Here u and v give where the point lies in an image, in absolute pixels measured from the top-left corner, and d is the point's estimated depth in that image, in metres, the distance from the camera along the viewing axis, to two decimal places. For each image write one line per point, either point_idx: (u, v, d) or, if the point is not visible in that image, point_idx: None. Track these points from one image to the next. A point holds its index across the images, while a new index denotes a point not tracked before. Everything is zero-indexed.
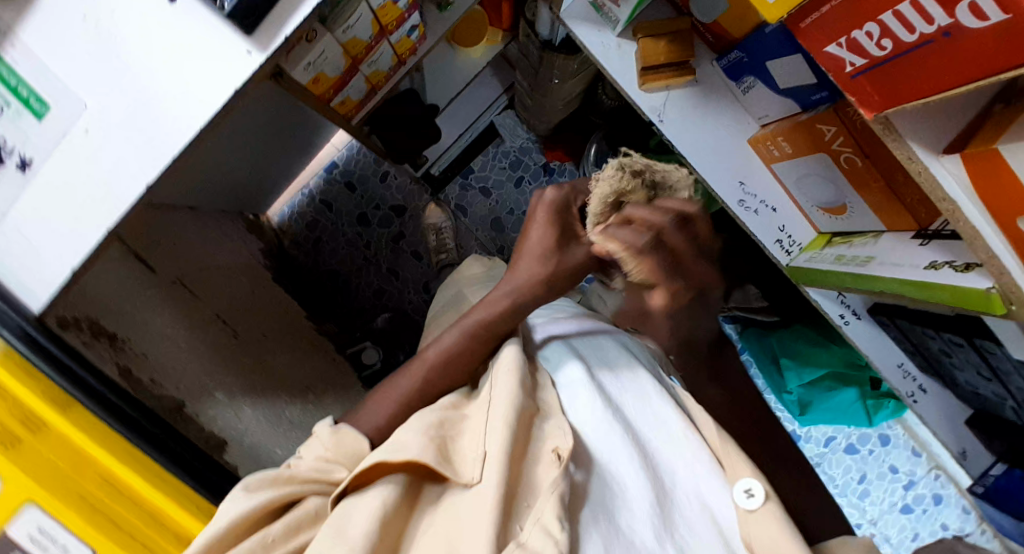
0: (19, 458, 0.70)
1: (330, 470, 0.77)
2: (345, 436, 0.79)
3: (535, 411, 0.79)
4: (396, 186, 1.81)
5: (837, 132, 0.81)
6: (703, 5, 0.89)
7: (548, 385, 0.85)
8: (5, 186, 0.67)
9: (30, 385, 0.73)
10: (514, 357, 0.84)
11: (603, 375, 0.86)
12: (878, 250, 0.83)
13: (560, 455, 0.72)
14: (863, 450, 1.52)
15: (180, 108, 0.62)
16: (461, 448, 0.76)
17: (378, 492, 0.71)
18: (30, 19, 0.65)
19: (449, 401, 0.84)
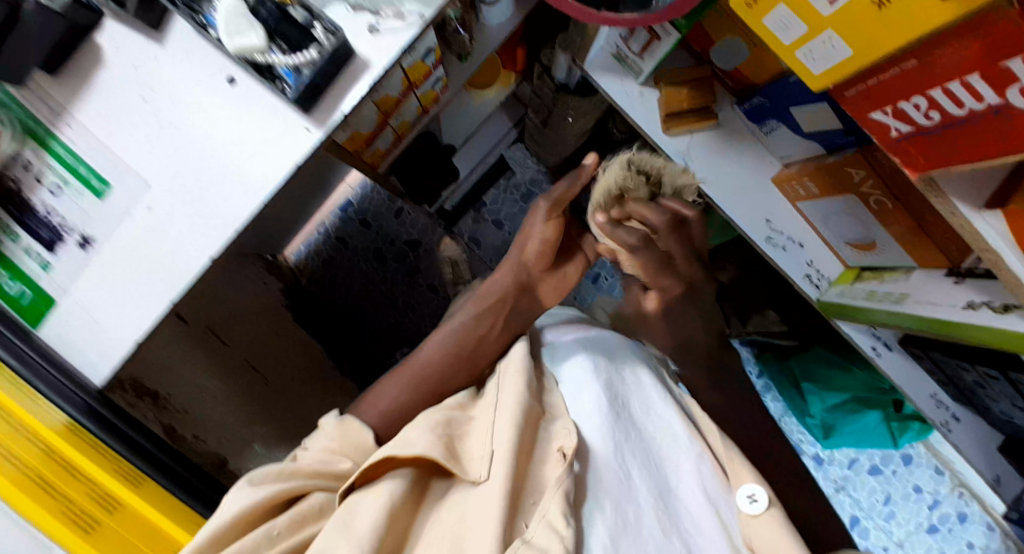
0: (99, 541, 0.69)
1: (332, 462, 0.75)
2: (350, 427, 0.78)
3: (541, 413, 0.80)
4: (410, 223, 1.74)
5: (866, 175, 0.81)
6: (723, 55, 0.88)
7: (553, 386, 0.85)
8: (66, 265, 0.70)
9: (100, 462, 0.74)
10: (520, 359, 0.85)
11: (607, 371, 0.84)
12: (911, 287, 0.85)
13: (565, 453, 0.73)
14: (886, 471, 1.45)
15: (236, 179, 0.66)
16: (469, 447, 0.76)
17: (386, 487, 0.70)
18: (84, 101, 0.68)
19: (455, 401, 0.83)
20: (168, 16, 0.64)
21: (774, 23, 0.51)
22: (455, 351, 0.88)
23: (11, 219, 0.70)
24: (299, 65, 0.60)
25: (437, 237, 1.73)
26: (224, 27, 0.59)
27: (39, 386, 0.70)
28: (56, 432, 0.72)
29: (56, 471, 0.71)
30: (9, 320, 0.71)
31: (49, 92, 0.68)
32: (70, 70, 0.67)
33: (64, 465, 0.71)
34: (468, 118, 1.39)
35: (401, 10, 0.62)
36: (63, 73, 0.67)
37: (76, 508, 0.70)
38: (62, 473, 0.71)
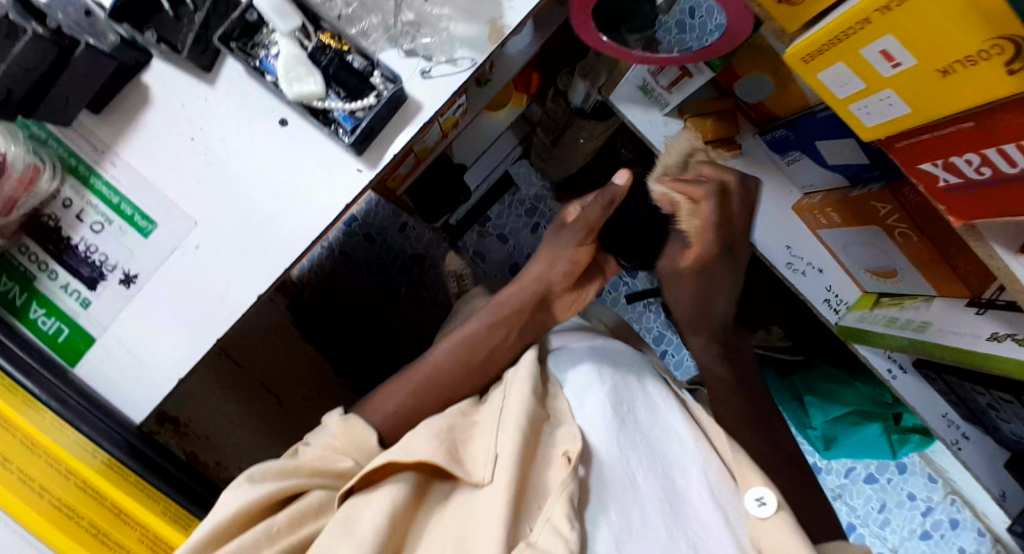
0: None
1: (335, 460, 0.69)
2: (355, 424, 0.71)
3: (544, 417, 0.71)
4: (415, 237, 1.35)
5: (892, 210, 0.81)
6: (748, 88, 0.89)
7: (558, 390, 0.75)
8: (108, 302, 0.68)
9: (147, 504, 0.69)
10: (528, 364, 0.76)
11: (614, 378, 0.75)
12: (933, 315, 0.83)
13: (570, 459, 0.65)
14: (881, 480, 1.34)
15: (283, 220, 0.66)
16: (474, 450, 0.68)
17: (386, 490, 0.63)
18: (128, 140, 0.67)
19: (457, 408, 0.74)
20: (219, 57, 0.65)
21: (831, 79, 0.54)
22: (465, 375, 0.80)
23: (49, 256, 0.68)
24: (356, 110, 0.62)
25: (445, 253, 1.34)
26: (283, 73, 0.60)
27: (80, 427, 0.67)
28: (96, 469, 0.67)
29: (102, 513, 0.66)
30: (47, 361, 0.68)
31: (92, 131, 0.67)
32: (113, 108, 0.66)
33: (107, 504, 0.67)
34: (485, 138, 1.24)
35: (453, 55, 0.63)
36: (106, 111, 0.66)
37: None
38: (107, 514, 0.66)
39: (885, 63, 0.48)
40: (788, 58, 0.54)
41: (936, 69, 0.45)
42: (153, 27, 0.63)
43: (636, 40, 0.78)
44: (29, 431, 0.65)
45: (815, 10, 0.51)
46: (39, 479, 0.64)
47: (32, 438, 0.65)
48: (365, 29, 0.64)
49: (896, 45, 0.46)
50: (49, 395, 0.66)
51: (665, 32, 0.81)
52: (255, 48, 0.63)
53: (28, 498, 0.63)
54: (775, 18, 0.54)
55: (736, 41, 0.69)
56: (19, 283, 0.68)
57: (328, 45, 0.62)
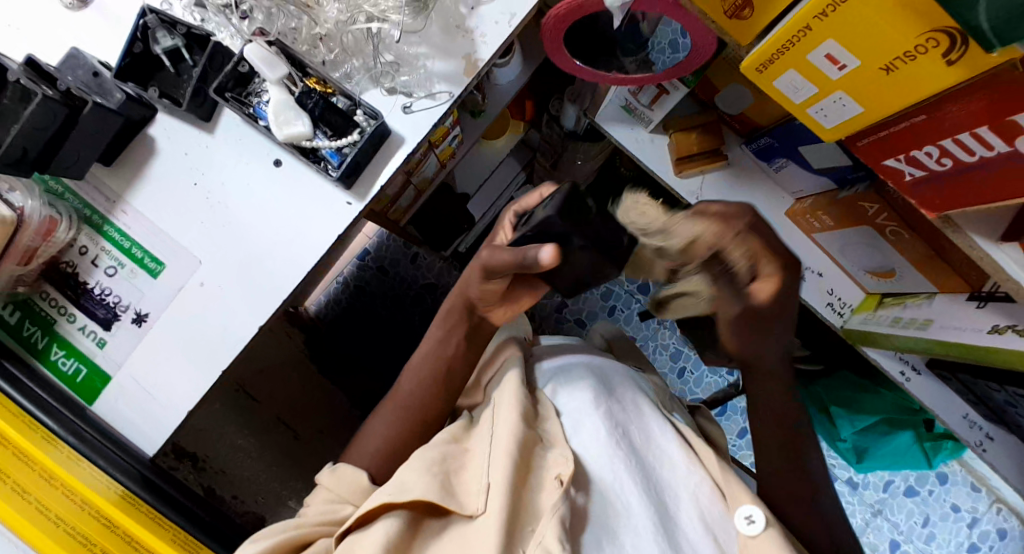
0: None
1: (336, 509, 0.65)
2: (344, 471, 0.68)
3: (536, 440, 0.68)
4: (427, 266, 1.24)
5: (879, 209, 0.80)
6: (727, 99, 0.88)
7: (550, 414, 0.71)
8: (122, 343, 0.70)
9: (158, 531, 0.67)
10: (514, 387, 0.71)
11: (605, 397, 0.72)
12: (934, 312, 0.79)
13: (562, 482, 0.62)
14: (922, 491, 1.21)
15: (281, 255, 0.69)
16: (466, 481, 0.64)
17: (378, 527, 0.59)
18: (133, 185, 0.70)
19: (445, 433, 0.69)
20: (218, 107, 0.68)
21: (786, 85, 0.55)
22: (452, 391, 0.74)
23: (67, 300, 0.70)
24: (342, 146, 0.66)
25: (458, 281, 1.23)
26: (274, 117, 0.64)
27: (97, 460, 0.68)
28: (110, 501, 0.66)
29: (113, 537, 0.62)
30: (66, 398, 0.70)
31: (104, 182, 0.70)
32: (121, 161, 0.70)
33: (120, 532, 0.64)
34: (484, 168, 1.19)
35: (432, 90, 0.67)
36: (117, 163, 0.70)
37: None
38: (117, 539, 0.63)
39: (832, 66, 0.50)
40: (744, 69, 0.56)
41: (880, 66, 0.47)
42: (156, 84, 0.68)
43: (632, 63, 0.79)
44: (46, 464, 0.65)
45: (765, 22, 0.52)
46: (48, 504, 0.62)
47: (48, 471, 0.65)
48: (349, 72, 0.68)
49: (838, 49, 0.48)
50: (67, 430, 0.68)
51: (659, 53, 0.81)
52: (250, 97, 0.67)
53: (43, 524, 0.60)
54: (730, 33, 0.56)
55: (708, 54, 0.69)
56: (41, 326, 0.71)
57: (312, 89, 0.66)
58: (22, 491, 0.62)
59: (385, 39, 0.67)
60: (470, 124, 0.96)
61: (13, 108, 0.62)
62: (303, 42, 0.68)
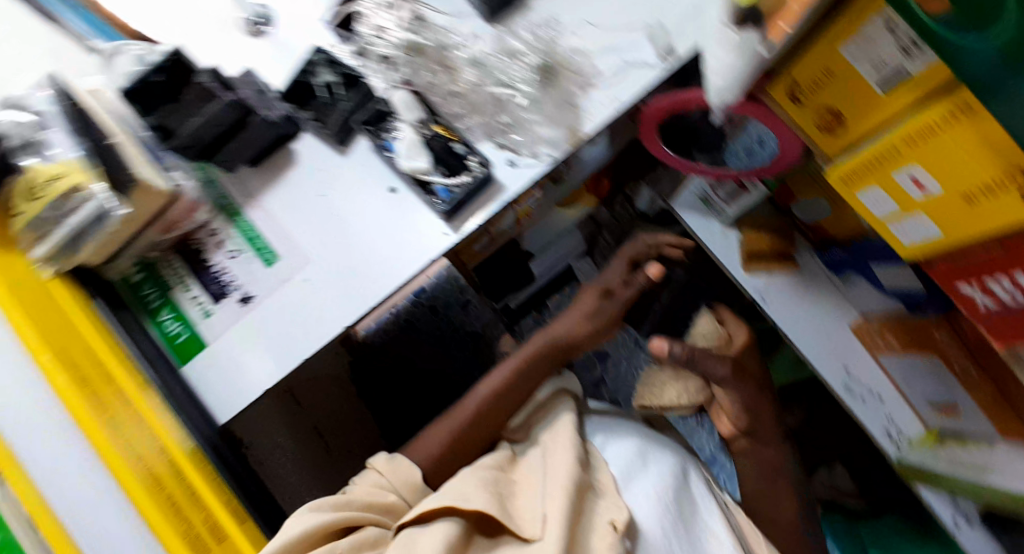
0: None
1: (382, 495, 0.68)
2: (400, 465, 0.71)
3: (589, 485, 0.68)
4: (476, 315, 1.19)
5: (950, 338, 0.83)
6: (807, 210, 0.91)
7: (600, 464, 0.72)
8: (225, 317, 0.76)
9: (218, 493, 0.73)
10: (569, 432, 0.72)
11: (655, 459, 0.74)
12: (993, 460, 0.77)
13: (617, 529, 0.63)
14: None
15: (381, 267, 0.75)
16: (520, 507, 0.66)
17: (440, 526, 0.62)
18: (270, 187, 0.78)
19: (493, 459, 0.72)
20: (354, 136, 0.77)
21: (871, 201, 0.59)
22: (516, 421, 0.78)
23: (188, 271, 0.77)
24: (454, 186, 0.73)
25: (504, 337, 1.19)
26: (404, 150, 0.74)
27: (178, 416, 0.73)
28: (186, 454, 0.72)
29: (182, 491, 0.71)
30: (162, 355, 0.76)
31: (247, 181, 0.78)
32: (268, 163, 0.78)
33: (188, 486, 0.71)
34: (551, 231, 1.19)
35: (536, 151, 0.73)
36: (263, 165, 0.78)
37: (194, 532, 0.69)
38: (185, 493, 0.71)
39: (915, 189, 0.54)
40: (830, 177, 0.60)
41: (961, 196, 0.50)
42: (311, 108, 0.77)
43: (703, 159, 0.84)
44: (140, 404, 0.72)
45: (855, 138, 0.56)
46: (135, 447, 0.71)
47: (140, 412, 0.72)
48: (469, 125, 0.75)
49: (922, 173, 0.52)
50: (161, 382, 0.74)
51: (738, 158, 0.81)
52: (383, 131, 0.75)
53: (128, 463, 0.69)
54: (819, 147, 0.60)
55: (783, 164, 0.74)
56: (158, 288, 0.77)
57: (439, 134, 0.74)
58: (115, 426, 0.70)
59: (509, 105, 0.75)
60: (550, 190, 1.00)
61: (195, 104, 0.74)
62: (438, 94, 0.76)
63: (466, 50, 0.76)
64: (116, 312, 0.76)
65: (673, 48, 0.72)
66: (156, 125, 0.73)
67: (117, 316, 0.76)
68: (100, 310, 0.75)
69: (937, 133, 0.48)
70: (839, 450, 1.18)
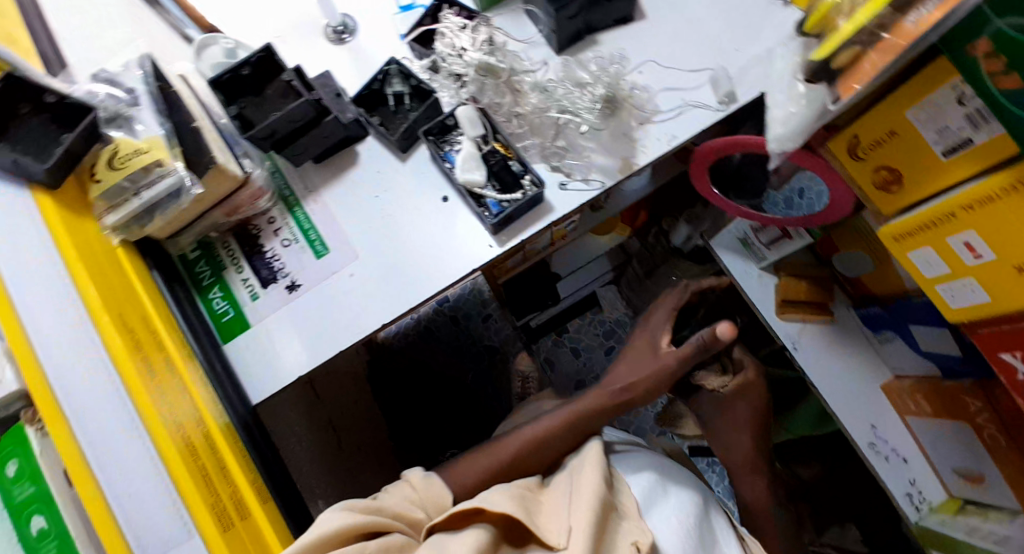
0: (234, 540, 0.65)
1: (411, 510, 0.70)
2: (432, 482, 0.73)
3: (612, 506, 0.69)
4: (494, 329, 1.24)
5: (983, 408, 0.78)
6: (849, 262, 0.90)
7: (624, 488, 0.72)
8: (272, 302, 0.79)
9: (245, 471, 0.73)
10: (595, 455, 0.74)
11: (677, 493, 0.74)
12: (1015, 530, 0.76)
13: (639, 550, 0.63)
14: None
15: (430, 270, 0.77)
16: (548, 521, 0.67)
17: (471, 532, 0.64)
18: (329, 184, 0.81)
19: (522, 482, 0.74)
20: (417, 144, 0.80)
21: (918, 261, 0.60)
22: (542, 444, 0.79)
23: (242, 253, 0.80)
24: (505, 201, 0.74)
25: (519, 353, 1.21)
26: (461, 162, 0.75)
27: (216, 392, 0.75)
28: (220, 427, 0.73)
29: (213, 461, 0.69)
30: (208, 333, 0.78)
31: (310, 176, 0.82)
32: (331, 162, 0.81)
33: (219, 458, 0.70)
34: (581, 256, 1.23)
35: (587, 176, 0.75)
36: (324, 163, 0.81)
37: (223, 505, 0.67)
38: (215, 464, 0.69)
39: (969, 254, 0.55)
40: (880, 236, 0.61)
41: (1014, 266, 0.52)
42: (379, 115, 0.81)
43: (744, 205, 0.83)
44: (182, 370, 0.71)
45: (910, 199, 0.57)
46: (174, 409, 0.68)
47: (181, 378, 0.71)
48: (528, 146, 0.78)
49: (977, 240, 0.53)
50: (209, 358, 0.76)
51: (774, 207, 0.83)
52: (445, 144, 0.79)
53: (166, 422, 0.65)
54: (873, 202, 0.61)
55: (842, 211, 0.73)
56: (212, 267, 0.80)
57: (498, 151, 0.77)
58: (156, 382, 0.67)
59: (568, 129, 0.77)
60: (589, 217, 1.01)
61: (276, 101, 0.77)
62: (501, 114, 0.80)
63: (533, 76, 0.79)
64: (171, 286, 0.79)
65: (733, 93, 0.74)
66: (236, 115, 0.77)
67: (170, 288, 0.78)
68: (156, 281, 0.78)
69: (995, 201, 0.50)
70: (852, 512, 1.17)
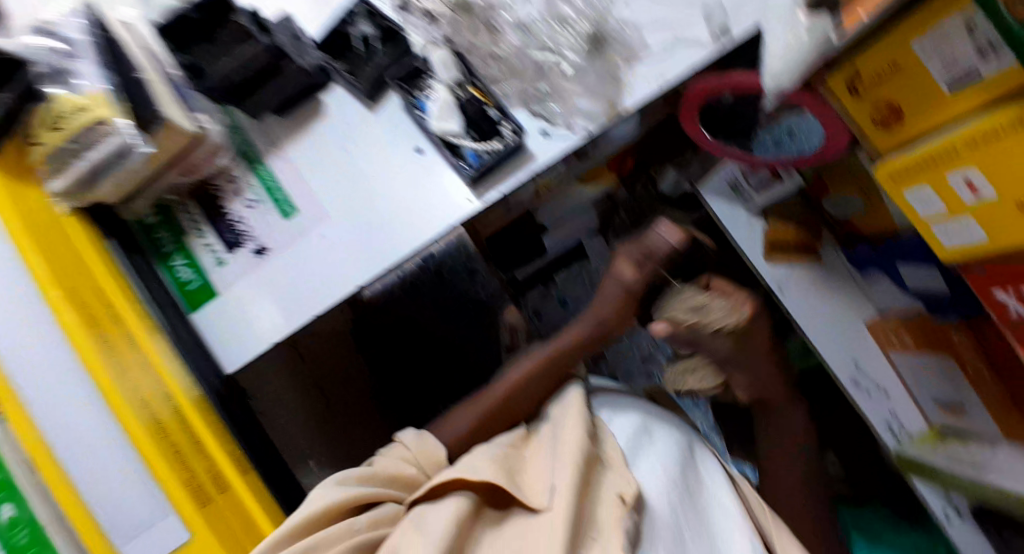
0: (207, 514, 0.71)
1: (403, 469, 0.70)
2: (428, 439, 0.72)
3: (596, 459, 0.69)
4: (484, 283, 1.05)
5: (967, 340, 0.80)
6: (839, 204, 0.90)
7: (608, 438, 0.72)
8: (238, 266, 0.77)
9: (221, 441, 0.76)
10: (578, 405, 0.73)
11: (661, 434, 0.74)
12: (990, 458, 0.78)
13: (625, 502, 0.63)
14: None
15: (405, 224, 0.74)
16: (531, 480, 0.67)
17: (451, 502, 0.63)
18: (294, 138, 0.77)
19: (508, 439, 0.73)
20: (386, 91, 0.75)
21: (914, 199, 0.59)
22: (525, 394, 0.78)
23: (203, 218, 0.77)
24: (484, 151, 0.71)
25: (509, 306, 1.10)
26: (436, 111, 0.72)
27: (186, 367, 0.75)
28: (191, 403, 0.74)
29: (185, 439, 0.73)
30: (174, 302, 0.78)
31: (272, 129, 0.77)
32: (294, 115, 0.77)
33: (191, 433, 0.74)
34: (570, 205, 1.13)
35: (571, 123, 0.72)
36: (287, 115, 0.77)
37: (197, 481, 0.72)
38: (187, 440, 0.73)
39: (967, 192, 0.53)
40: (878, 174, 0.59)
41: (1015, 202, 0.51)
42: (344, 60, 0.75)
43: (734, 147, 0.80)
44: (148, 352, 0.73)
45: (910, 135, 0.56)
46: (141, 391, 0.72)
47: (148, 359, 0.73)
48: (506, 92, 0.74)
49: (978, 176, 0.52)
50: (172, 333, 0.75)
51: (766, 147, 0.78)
52: (418, 90, 0.74)
53: (133, 406, 0.71)
54: (871, 138, 0.60)
55: (830, 153, 0.73)
56: (172, 232, 0.78)
57: (474, 97, 0.73)
58: (122, 368, 0.72)
59: (552, 72, 0.73)
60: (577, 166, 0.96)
61: (229, 44, 0.72)
62: (478, 55, 0.74)
63: (512, 13, 0.74)
64: (131, 257, 0.77)
65: (728, 27, 0.69)
66: (188, 64, 0.73)
67: (129, 259, 0.77)
68: (112, 249, 0.76)
69: (1000, 138, 0.48)
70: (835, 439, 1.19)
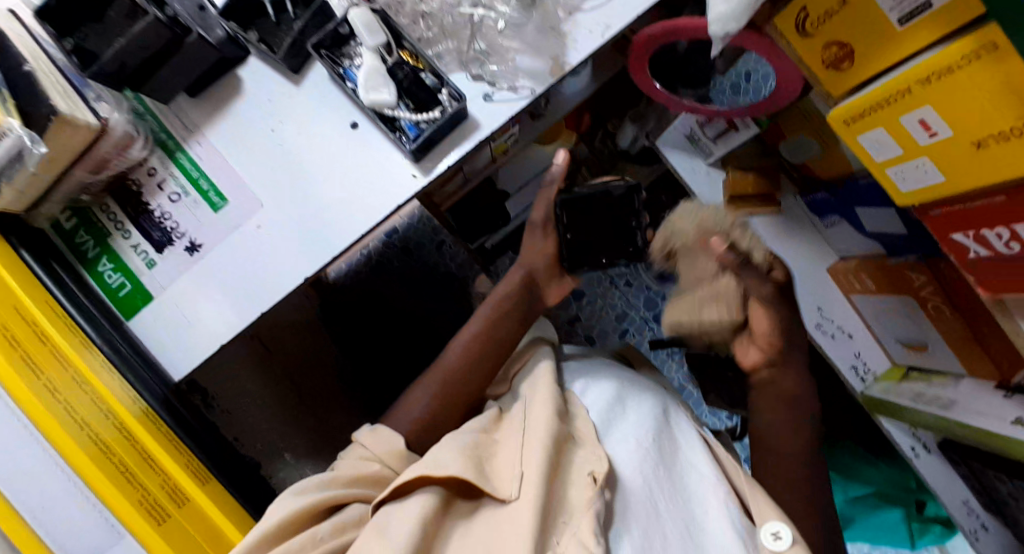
0: (164, 531, 0.67)
1: (366, 467, 0.67)
2: (382, 432, 0.70)
3: (567, 437, 0.67)
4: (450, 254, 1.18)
5: (927, 282, 0.78)
6: (795, 149, 0.88)
7: (580, 411, 0.71)
8: (170, 267, 0.72)
9: (174, 455, 0.71)
10: (547, 384, 0.72)
11: (636, 403, 0.73)
12: (957, 395, 0.77)
13: (596, 480, 0.62)
14: None
15: (345, 204, 0.70)
16: (498, 466, 0.65)
17: (415, 500, 0.61)
18: (213, 121, 0.72)
19: (477, 422, 0.70)
20: (309, 62, 0.70)
21: (870, 143, 0.56)
22: (484, 375, 0.76)
23: (126, 217, 0.72)
24: (421, 121, 0.67)
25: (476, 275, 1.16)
26: (363, 81, 0.66)
27: (127, 376, 0.70)
28: (136, 416, 0.69)
29: (133, 455, 0.68)
30: (106, 312, 0.72)
31: (187, 111, 0.72)
32: (208, 95, 0.72)
33: (139, 448, 0.69)
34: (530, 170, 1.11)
35: (515, 84, 0.68)
36: (201, 96, 0.72)
37: (150, 498, 0.68)
38: (136, 456, 0.68)
39: (922, 131, 0.51)
40: (832, 119, 0.58)
41: (971, 140, 0.48)
42: (256, 28, 0.70)
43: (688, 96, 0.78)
44: (81, 368, 0.68)
45: (863, 75, 0.53)
46: (78, 411, 0.67)
47: (82, 375, 0.68)
48: (441, 53, 0.70)
49: (932, 115, 0.49)
50: (104, 341, 0.70)
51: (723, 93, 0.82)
52: (343, 57, 0.69)
53: (70, 427, 0.66)
54: (824, 83, 0.57)
55: (785, 98, 0.70)
56: (94, 236, 0.72)
57: (405, 60, 0.68)
58: (52, 389, 0.66)
59: (484, 28, 0.69)
60: (528, 127, 0.93)
61: (119, 21, 0.63)
62: (404, 16, 0.70)
63: None
64: (50, 265, 0.71)
65: None
66: (75, 48, 0.63)
67: (50, 269, 0.71)
68: (25, 258, 0.70)
69: (953, 72, 0.45)
70: None
